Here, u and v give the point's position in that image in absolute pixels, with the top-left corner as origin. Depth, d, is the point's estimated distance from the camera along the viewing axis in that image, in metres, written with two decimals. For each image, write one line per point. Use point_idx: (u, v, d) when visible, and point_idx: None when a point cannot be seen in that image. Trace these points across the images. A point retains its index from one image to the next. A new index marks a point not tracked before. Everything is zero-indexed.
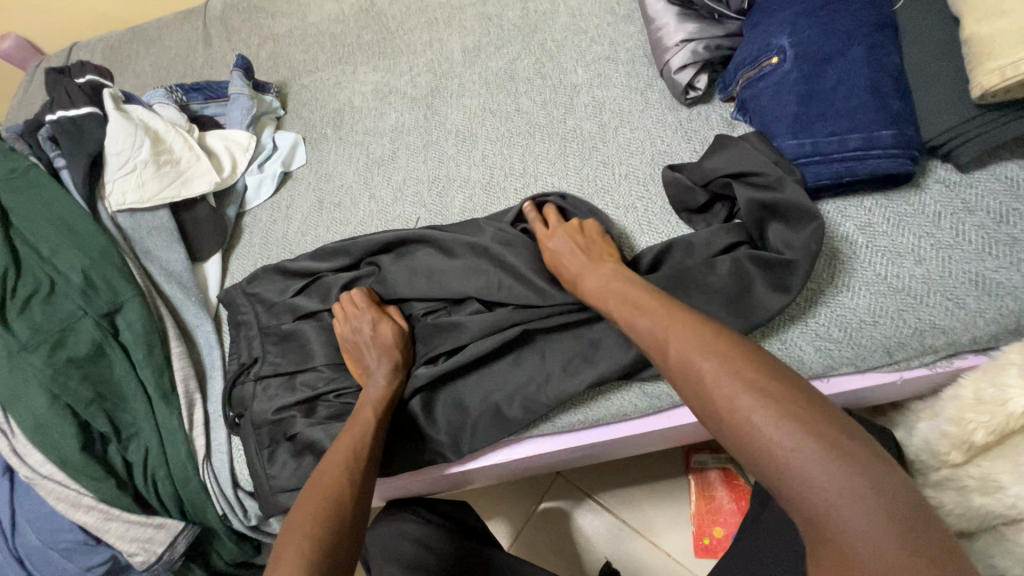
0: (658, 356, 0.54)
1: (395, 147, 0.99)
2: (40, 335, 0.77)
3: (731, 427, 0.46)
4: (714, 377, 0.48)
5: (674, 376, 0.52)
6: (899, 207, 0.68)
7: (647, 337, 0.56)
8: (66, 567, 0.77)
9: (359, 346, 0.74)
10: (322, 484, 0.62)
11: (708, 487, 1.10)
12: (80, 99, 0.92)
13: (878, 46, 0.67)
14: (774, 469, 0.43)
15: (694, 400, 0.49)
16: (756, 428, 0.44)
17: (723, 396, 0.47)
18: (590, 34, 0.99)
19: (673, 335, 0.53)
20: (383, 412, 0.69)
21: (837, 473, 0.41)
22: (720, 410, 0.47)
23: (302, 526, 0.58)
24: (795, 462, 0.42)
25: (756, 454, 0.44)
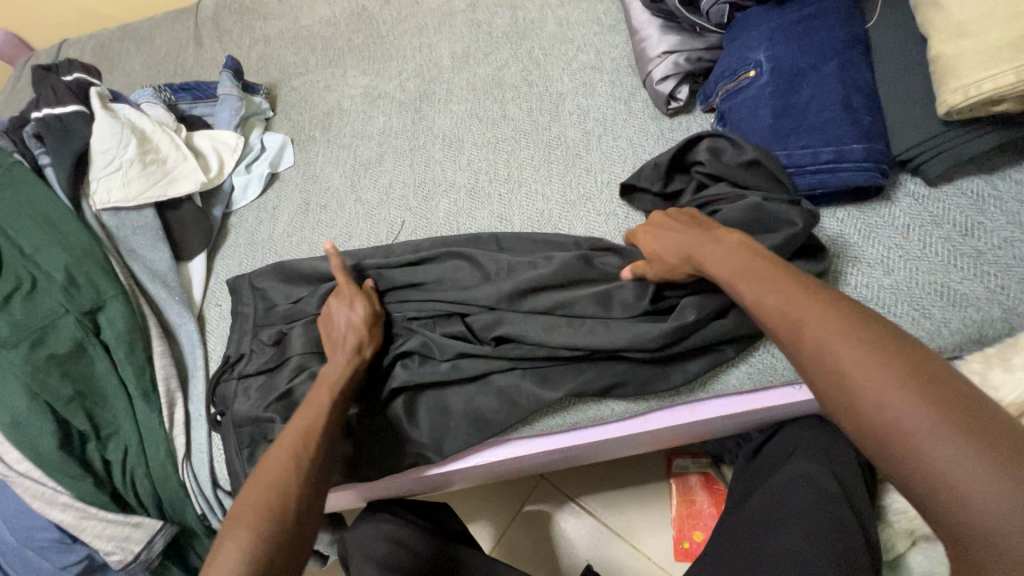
0: (787, 340, 0.50)
1: (382, 150, 1.00)
2: (21, 332, 0.77)
3: (870, 419, 0.44)
4: (856, 365, 0.45)
5: (806, 363, 0.49)
6: (869, 218, 0.70)
7: (777, 325, 0.51)
8: (41, 566, 0.75)
9: (334, 326, 0.74)
10: (274, 466, 0.60)
11: (688, 492, 1.11)
12: (66, 97, 0.91)
13: (850, 63, 0.69)
14: (913, 465, 0.42)
15: (823, 388, 0.47)
16: (902, 422, 0.43)
17: (868, 387, 0.44)
18: (576, 43, 1.00)
19: (809, 318, 0.49)
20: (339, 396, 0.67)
21: (990, 469, 0.39)
22: (858, 394, 0.45)
23: (247, 512, 0.56)
24: (947, 459, 0.40)
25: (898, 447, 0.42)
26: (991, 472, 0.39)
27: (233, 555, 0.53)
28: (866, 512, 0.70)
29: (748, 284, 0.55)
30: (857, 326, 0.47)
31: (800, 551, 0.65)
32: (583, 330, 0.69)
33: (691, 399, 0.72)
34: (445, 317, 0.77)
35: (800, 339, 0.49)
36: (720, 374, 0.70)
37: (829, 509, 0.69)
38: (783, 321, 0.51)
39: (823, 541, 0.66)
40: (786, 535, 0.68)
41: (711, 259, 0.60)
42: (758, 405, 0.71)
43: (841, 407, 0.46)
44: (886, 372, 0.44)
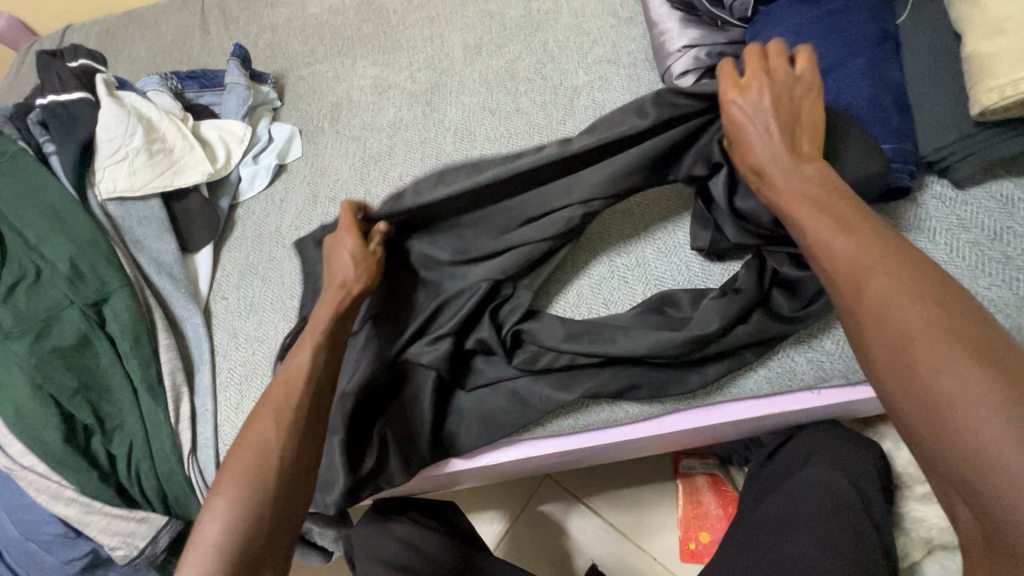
0: (844, 292, 0.48)
1: (392, 143, 0.98)
2: (25, 323, 0.76)
3: (914, 380, 0.42)
4: (913, 326, 0.43)
5: (860, 310, 0.47)
6: (894, 220, 0.68)
7: (838, 262, 0.49)
8: (45, 560, 0.75)
9: (333, 265, 0.69)
10: (262, 426, 0.58)
11: (695, 493, 1.10)
12: (71, 83, 0.90)
13: (879, 60, 0.67)
14: (950, 430, 0.39)
15: (873, 329, 0.46)
16: (945, 386, 0.40)
17: (922, 349, 0.42)
18: (592, 36, 0.98)
19: (882, 272, 0.46)
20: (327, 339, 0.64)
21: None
22: (908, 340, 0.43)
23: (238, 473, 0.55)
24: (990, 428, 0.38)
25: (939, 412, 0.40)
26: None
27: (227, 505, 0.53)
28: (881, 519, 0.69)
29: (816, 218, 0.52)
30: (925, 283, 0.45)
31: (815, 559, 0.64)
32: (602, 333, 0.68)
33: (707, 403, 0.70)
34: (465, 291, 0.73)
35: (860, 281, 0.47)
36: (737, 378, 0.69)
37: (845, 517, 0.68)
38: (848, 260, 0.48)
39: (839, 549, 0.65)
40: (801, 542, 0.67)
41: (782, 171, 0.56)
42: (775, 410, 0.70)
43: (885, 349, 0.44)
44: (943, 329, 0.42)
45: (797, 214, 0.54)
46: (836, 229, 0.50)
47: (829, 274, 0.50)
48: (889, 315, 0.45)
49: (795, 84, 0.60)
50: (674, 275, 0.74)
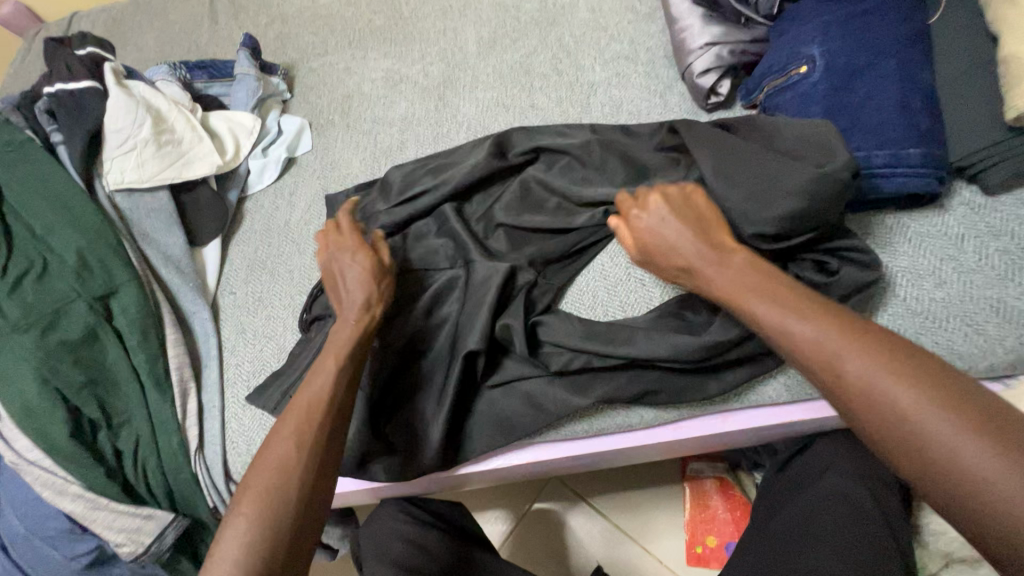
0: (824, 379, 0.48)
1: (404, 137, 0.96)
2: (31, 316, 0.75)
3: (929, 461, 0.42)
4: (908, 406, 0.43)
5: (847, 400, 0.47)
6: (921, 227, 0.66)
7: (805, 352, 0.49)
8: (49, 556, 0.73)
9: (342, 287, 0.66)
10: (284, 427, 0.56)
11: (703, 496, 1.09)
12: (79, 71, 0.88)
13: (910, 61, 0.65)
14: (979, 505, 0.40)
15: (868, 415, 0.45)
16: (963, 463, 0.41)
17: (924, 427, 0.43)
18: (609, 31, 0.96)
19: (848, 352, 0.47)
20: (355, 354, 0.62)
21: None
22: (905, 421, 0.43)
23: (260, 475, 0.54)
24: (999, 481, 0.39)
25: (963, 490, 0.41)
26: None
27: (247, 528, 0.52)
28: (900, 529, 0.68)
29: (766, 305, 0.52)
30: (886, 351, 0.46)
31: (834, 570, 0.63)
32: (622, 336, 0.67)
33: (724, 409, 0.69)
34: (490, 280, 0.72)
35: (832, 369, 0.47)
36: (756, 385, 0.67)
37: (864, 528, 0.66)
38: (813, 349, 0.48)
39: (858, 560, 0.63)
40: (819, 552, 0.65)
41: (723, 279, 0.56)
42: (792, 418, 0.69)
43: (886, 435, 0.45)
44: (928, 397, 0.43)
45: (746, 306, 0.53)
46: (792, 314, 0.50)
47: (804, 362, 0.49)
48: (881, 399, 0.45)
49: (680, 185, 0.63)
50: None
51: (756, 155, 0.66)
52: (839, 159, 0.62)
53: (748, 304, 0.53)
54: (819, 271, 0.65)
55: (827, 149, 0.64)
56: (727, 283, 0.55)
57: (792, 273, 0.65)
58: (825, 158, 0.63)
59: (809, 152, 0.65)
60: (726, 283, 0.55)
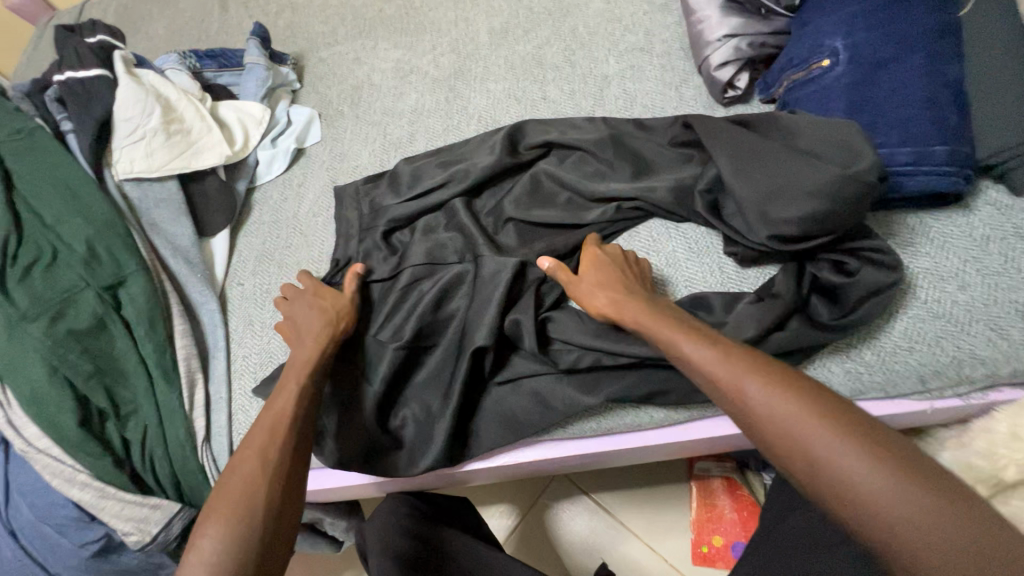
0: (730, 405, 0.50)
1: (414, 129, 0.95)
2: (40, 304, 0.75)
3: (825, 478, 0.44)
4: (802, 427, 0.46)
5: (747, 422, 0.49)
6: (945, 227, 0.64)
7: (708, 377, 0.52)
8: (57, 544, 0.74)
9: (302, 319, 0.70)
10: (257, 438, 0.57)
11: (710, 495, 1.08)
12: (89, 59, 0.88)
13: (939, 55, 0.63)
14: (876, 522, 0.41)
15: (766, 435, 0.47)
16: (853, 479, 0.42)
17: (820, 446, 0.44)
18: (624, 22, 0.94)
19: (743, 376, 0.50)
20: (317, 373, 0.64)
21: (939, 512, 0.40)
22: (795, 438, 0.46)
23: (237, 486, 0.54)
24: (877, 491, 0.42)
25: (845, 495, 0.43)
26: (939, 516, 0.40)
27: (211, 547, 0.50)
28: None
29: (673, 335, 0.56)
30: (774, 374, 0.49)
31: None
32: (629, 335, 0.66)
33: None
34: (498, 276, 0.70)
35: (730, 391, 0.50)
36: None
37: None
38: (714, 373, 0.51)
39: None
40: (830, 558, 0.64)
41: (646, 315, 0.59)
42: None
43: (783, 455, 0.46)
44: (813, 415, 0.46)
45: (658, 334, 0.57)
46: (692, 343, 0.54)
47: (708, 383, 0.52)
48: (773, 420, 0.47)
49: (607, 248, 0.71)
50: (707, 276, 0.71)
51: (775, 154, 0.66)
52: (864, 161, 0.60)
53: (657, 333, 0.57)
54: (838, 272, 0.63)
55: (853, 151, 0.61)
56: (641, 317, 0.60)
57: (809, 275, 0.65)
58: (849, 162, 0.60)
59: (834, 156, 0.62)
60: (640, 318, 0.60)
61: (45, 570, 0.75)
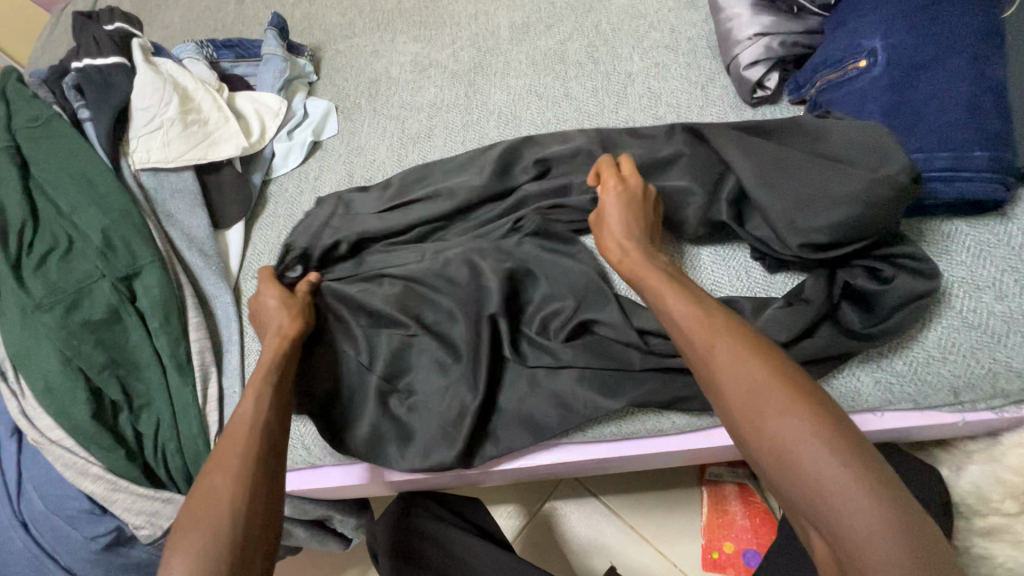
0: (694, 360, 0.50)
1: (432, 124, 0.93)
2: (55, 294, 0.74)
3: (769, 440, 0.43)
4: (756, 390, 0.45)
5: (711, 380, 0.48)
6: (981, 235, 0.63)
7: (686, 333, 0.51)
8: (68, 536, 0.73)
9: (262, 320, 0.71)
10: (225, 445, 0.55)
11: (722, 501, 1.07)
12: (107, 47, 0.87)
13: (982, 58, 0.61)
14: (807, 492, 0.40)
15: (726, 396, 0.46)
16: (793, 447, 0.41)
17: (769, 410, 0.43)
18: (649, 19, 0.92)
19: (720, 335, 0.49)
20: (275, 376, 0.62)
21: (875, 501, 0.38)
22: (756, 403, 0.44)
23: (202, 499, 0.51)
24: (819, 468, 0.40)
25: (786, 466, 0.42)
26: (873, 499, 0.38)
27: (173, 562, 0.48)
28: None
29: (664, 289, 0.55)
30: (751, 340, 0.48)
31: None
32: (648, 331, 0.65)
33: None
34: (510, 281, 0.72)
35: (701, 348, 0.49)
36: None
37: None
38: (693, 327, 0.50)
39: None
40: None
41: (642, 267, 0.59)
42: None
43: (739, 417, 0.45)
44: (778, 384, 0.45)
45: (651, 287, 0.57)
46: (678, 299, 0.53)
47: (684, 340, 0.51)
48: (738, 382, 0.46)
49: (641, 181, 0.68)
50: (733, 280, 0.69)
51: (799, 162, 0.64)
52: (892, 167, 0.59)
53: (653, 285, 0.56)
54: (872, 279, 0.62)
55: (880, 157, 0.61)
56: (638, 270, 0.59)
57: (842, 280, 0.63)
58: (878, 170, 0.60)
59: (864, 160, 0.62)
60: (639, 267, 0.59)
61: (56, 562, 0.75)
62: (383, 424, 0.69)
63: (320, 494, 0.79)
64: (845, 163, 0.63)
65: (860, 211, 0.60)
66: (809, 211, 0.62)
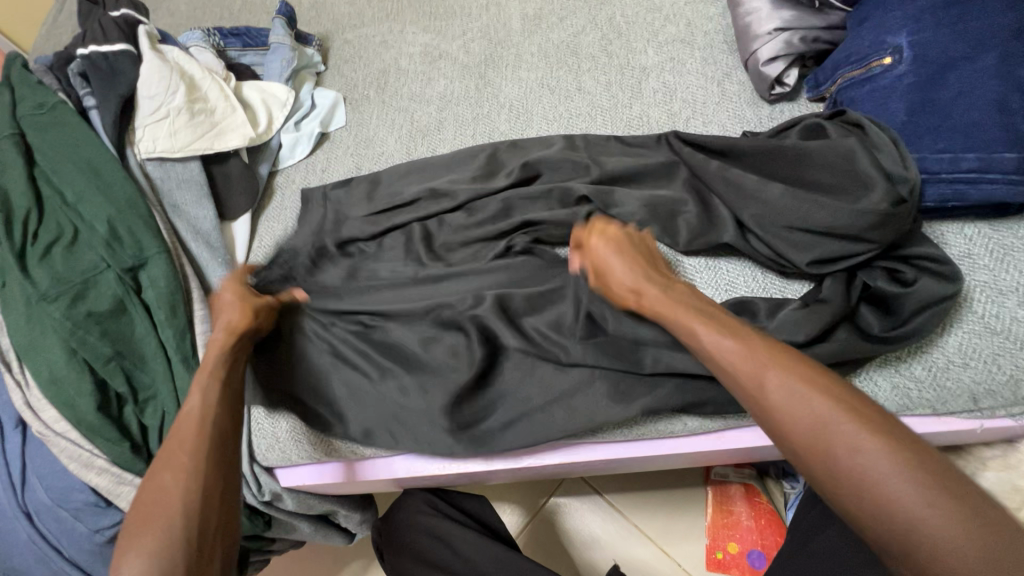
0: (747, 392, 0.50)
1: (442, 116, 0.92)
2: (60, 284, 0.73)
3: (844, 468, 0.44)
4: (825, 417, 0.45)
5: (769, 416, 0.48)
6: (1004, 238, 0.62)
7: (734, 369, 0.51)
8: (73, 528, 0.73)
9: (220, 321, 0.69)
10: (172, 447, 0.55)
11: (727, 501, 1.06)
12: (113, 34, 0.85)
13: (1014, 56, 0.59)
14: (880, 507, 0.42)
15: (787, 431, 0.47)
16: (873, 471, 0.42)
17: (843, 437, 0.44)
18: (664, 13, 0.91)
19: (769, 369, 0.49)
20: (224, 372, 0.62)
21: (952, 510, 0.40)
22: (820, 434, 0.45)
23: (147, 507, 0.51)
24: (896, 489, 0.41)
25: (863, 494, 0.43)
26: (951, 511, 0.40)
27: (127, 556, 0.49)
28: None
29: (696, 324, 0.55)
30: (801, 370, 0.49)
31: None
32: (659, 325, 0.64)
33: None
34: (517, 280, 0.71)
35: (753, 383, 0.49)
36: None
37: None
38: (741, 364, 0.50)
39: None
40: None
41: (659, 297, 0.59)
42: None
43: (804, 451, 0.46)
44: (838, 412, 0.45)
45: (684, 324, 0.56)
46: (718, 334, 0.53)
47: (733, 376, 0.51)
48: (800, 417, 0.46)
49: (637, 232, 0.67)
50: (748, 280, 0.68)
51: (783, 175, 0.67)
52: (878, 190, 0.61)
53: (686, 322, 0.56)
54: (892, 281, 0.61)
55: (863, 182, 0.62)
56: (668, 306, 0.58)
57: (861, 282, 0.63)
58: (859, 196, 0.62)
59: (844, 182, 0.64)
60: (665, 306, 0.58)
61: (61, 554, 0.74)
62: (386, 414, 0.69)
63: (325, 490, 0.79)
64: (832, 178, 0.64)
65: (858, 220, 0.60)
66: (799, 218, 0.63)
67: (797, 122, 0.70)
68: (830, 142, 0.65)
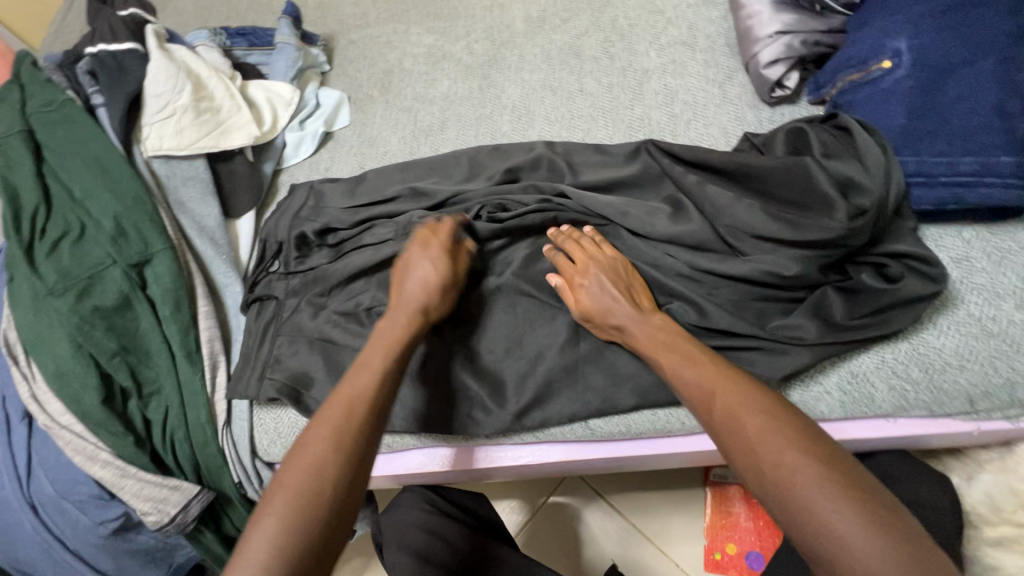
0: (699, 408, 0.51)
1: (445, 116, 0.93)
2: (67, 279, 0.74)
3: (776, 485, 0.44)
4: (761, 433, 0.46)
5: (722, 440, 0.49)
6: (1001, 242, 0.63)
7: (694, 398, 0.52)
8: (77, 519, 0.74)
9: (405, 282, 0.65)
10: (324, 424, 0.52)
11: (725, 502, 1.07)
12: (122, 33, 0.87)
13: (1013, 61, 0.59)
14: (818, 539, 0.41)
15: (737, 456, 0.47)
16: (805, 492, 0.42)
17: (776, 457, 0.45)
18: (667, 15, 0.91)
19: (723, 394, 0.50)
20: (402, 363, 0.58)
21: (888, 548, 0.39)
22: (763, 461, 0.45)
23: (305, 483, 0.48)
24: (833, 519, 0.41)
25: (804, 523, 0.42)
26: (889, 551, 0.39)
27: (272, 529, 0.46)
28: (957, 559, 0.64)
29: (668, 354, 0.56)
30: (759, 397, 0.49)
31: None
32: None
33: None
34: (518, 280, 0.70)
35: (711, 409, 0.50)
36: (811, 391, 0.62)
37: None
38: (700, 392, 0.52)
39: None
40: None
41: (644, 331, 0.59)
42: (846, 437, 0.63)
43: (750, 476, 0.46)
44: (786, 440, 0.45)
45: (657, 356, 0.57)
46: (683, 361, 0.55)
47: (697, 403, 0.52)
48: (747, 441, 0.46)
49: (613, 256, 0.66)
50: None
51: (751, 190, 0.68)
52: (840, 207, 0.61)
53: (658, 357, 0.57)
54: (878, 275, 0.61)
55: (826, 199, 0.63)
56: (645, 339, 0.59)
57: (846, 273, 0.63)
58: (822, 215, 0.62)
59: (807, 201, 0.64)
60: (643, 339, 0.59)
61: (66, 546, 0.75)
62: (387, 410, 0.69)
63: None
64: (802, 188, 0.64)
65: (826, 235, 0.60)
66: (770, 229, 0.63)
67: (779, 129, 0.71)
68: (788, 161, 0.65)
